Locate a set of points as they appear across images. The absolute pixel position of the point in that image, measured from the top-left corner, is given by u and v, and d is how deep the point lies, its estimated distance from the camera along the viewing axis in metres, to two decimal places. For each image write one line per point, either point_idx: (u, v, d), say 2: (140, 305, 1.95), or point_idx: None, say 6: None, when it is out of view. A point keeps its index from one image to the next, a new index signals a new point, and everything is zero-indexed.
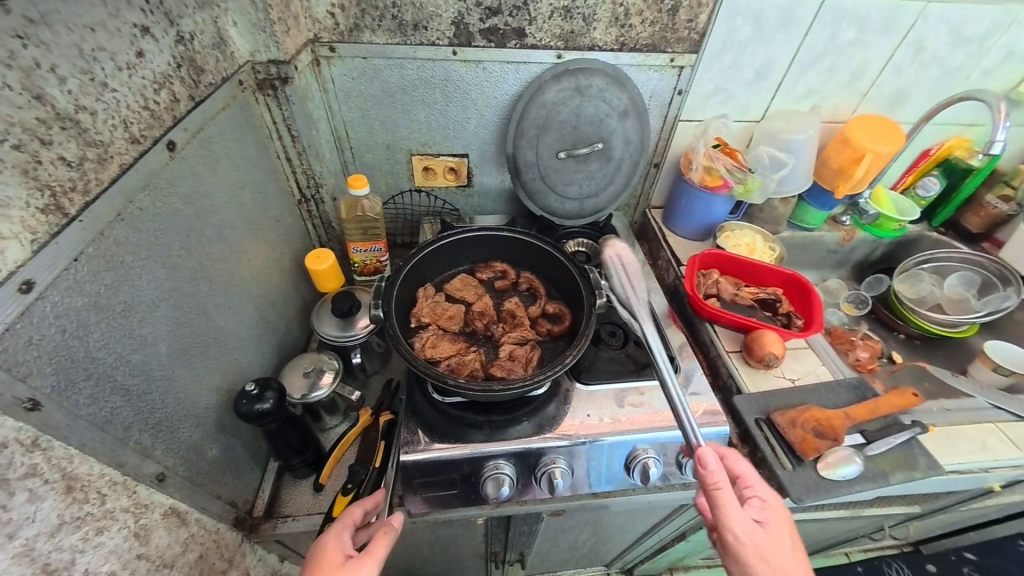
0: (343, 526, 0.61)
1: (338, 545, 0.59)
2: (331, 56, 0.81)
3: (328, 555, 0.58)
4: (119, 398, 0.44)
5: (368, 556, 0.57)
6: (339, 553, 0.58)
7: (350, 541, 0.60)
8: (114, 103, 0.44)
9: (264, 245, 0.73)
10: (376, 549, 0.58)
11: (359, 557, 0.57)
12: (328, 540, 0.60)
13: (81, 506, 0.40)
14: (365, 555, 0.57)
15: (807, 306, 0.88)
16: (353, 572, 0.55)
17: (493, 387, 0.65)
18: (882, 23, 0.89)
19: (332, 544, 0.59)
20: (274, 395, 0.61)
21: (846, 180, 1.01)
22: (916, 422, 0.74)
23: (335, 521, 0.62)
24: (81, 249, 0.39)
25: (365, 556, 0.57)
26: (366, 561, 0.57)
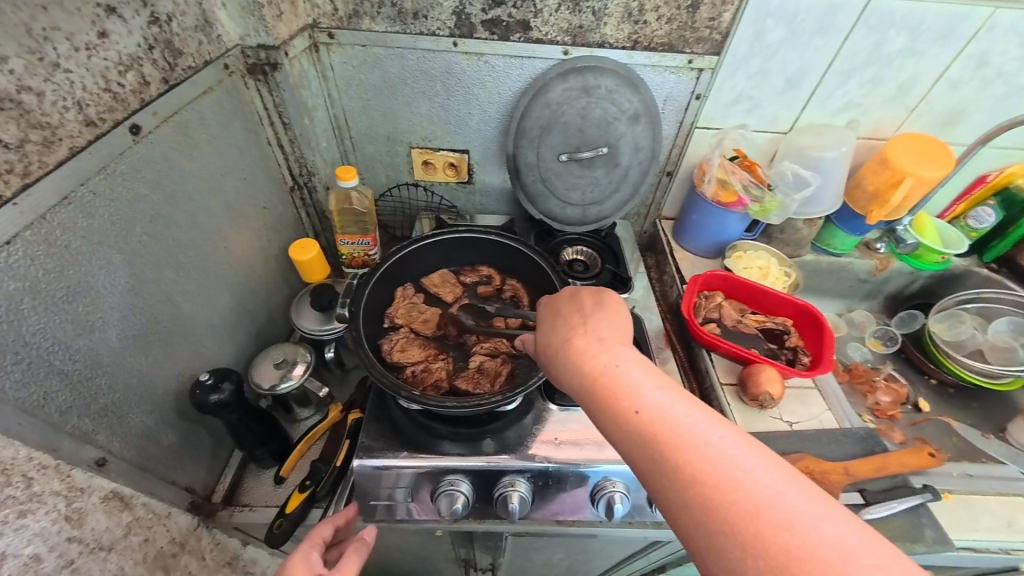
0: (312, 547, 0.58)
1: (307, 569, 0.56)
2: (330, 42, 0.79)
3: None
4: (56, 382, 0.44)
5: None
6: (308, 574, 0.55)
7: (320, 561, 0.58)
8: (67, 85, 0.43)
9: (245, 232, 0.73)
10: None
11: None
12: (295, 564, 0.57)
13: (3, 489, 0.39)
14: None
15: (818, 344, 0.79)
16: None
17: (447, 402, 0.61)
18: (937, 31, 0.78)
19: (303, 566, 0.56)
20: (231, 387, 0.60)
21: (881, 205, 0.91)
22: (928, 487, 0.66)
23: (302, 542, 0.59)
24: (15, 232, 0.39)
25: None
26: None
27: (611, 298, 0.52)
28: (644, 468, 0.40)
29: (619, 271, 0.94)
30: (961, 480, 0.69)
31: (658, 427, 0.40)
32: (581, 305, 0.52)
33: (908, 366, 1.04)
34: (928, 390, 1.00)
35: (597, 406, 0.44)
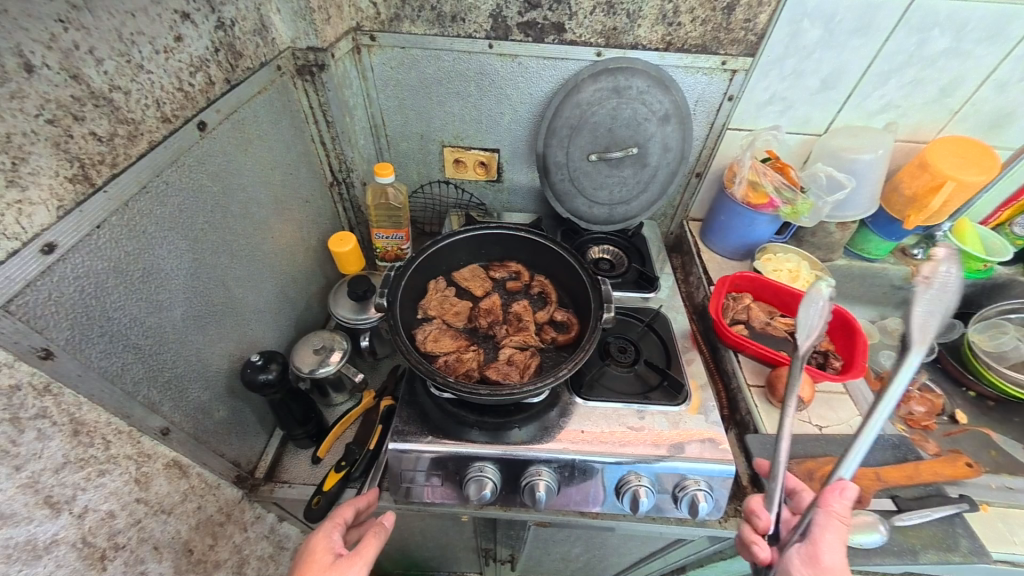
0: (333, 527, 0.62)
1: (328, 546, 0.60)
2: (372, 44, 0.83)
3: (317, 555, 0.58)
4: (131, 355, 0.48)
5: (360, 557, 0.59)
6: (329, 552, 0.59)
7: (341, 540, 0.61)
8: (148, 84, 0.47)
9: (289, 223, 0.77)
10: (365, 549, 0.60)
11: (349, 557, 0.59)
12: (317, 541, 0.60)
13: (87, 449, 0.44)
14: (355, 555, 0.59)
15: (850, 348, 0.78)
16: (343, 572, 0.57)
17: (479, 390, 0.63)
18: (985, 32, 0.76)
19: (324, 545, 0.60)
20: (277, 368, 0.64)
21: (920, 210, 0.89)
22: (963, 497, 0.63)
23: (325, 521, 0.63)
24: (104, 217, 0.43)
25: (354, 557, 0.59)
26: (356, 560, 0.58)
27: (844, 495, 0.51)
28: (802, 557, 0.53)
29: (645, 271, 0.95)
30: (999, 493, 0.67)
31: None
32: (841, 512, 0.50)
33: (944, 377, 1.01)
34: (965, 402, 0.97)
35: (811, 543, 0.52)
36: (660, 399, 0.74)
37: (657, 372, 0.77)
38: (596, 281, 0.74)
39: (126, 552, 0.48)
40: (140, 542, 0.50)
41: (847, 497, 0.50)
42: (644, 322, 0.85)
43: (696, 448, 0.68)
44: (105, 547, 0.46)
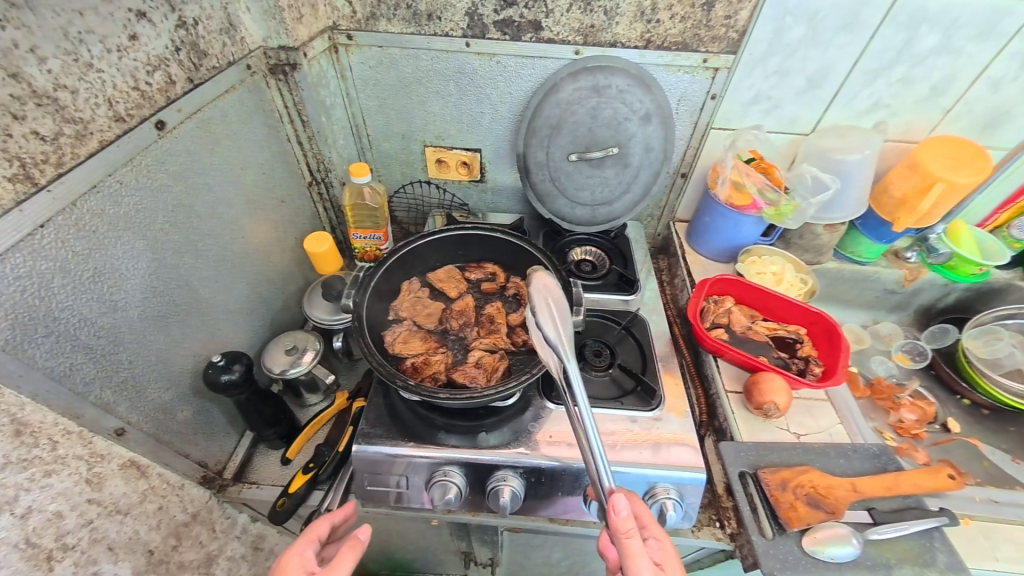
0: (305, 544, 0.61)
1: (301, 563, 0.59)
2: (349, 44, 0.83)
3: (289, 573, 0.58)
4: (81, 355, 0.48)
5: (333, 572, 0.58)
6: (301, 570, 0.58)
7: (314, 557, 0.60)
8: (99, 83, 0.47)
9: (263, 223, 0.77)
10: (338, 565, 0.58)
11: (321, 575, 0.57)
12: (289, 558, 0.60)
13: (31, 449, 0.43)
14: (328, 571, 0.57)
15: (832, 354, 0.76)
16: None
17: (441, 394, 0.62)
18: (976, 28, 0.73)
19: (297, 564, 0.59)
20: (242, 368, 0.63)
21: (908, 212, 0.87)
22: (944, 510, 0.61)
23: (299, 537, 0.62)
24: (48, 217, 0.43)
25: None
26: None
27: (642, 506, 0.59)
28: None
29: (627, 273, 0.94)
30: (984, 506, 0.64)
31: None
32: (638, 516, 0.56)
33: (937, 384, 0.98)
34: (959, 410, 0.94)
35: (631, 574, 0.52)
36: (634, 404, 0.72)
37: (632, 376, 0.76)
38: (568, 284, 0.72)
39: (76, 552, 0.48)
40: (93, 543, 0.50)
41: (621, 511, 0.51)
42: (622, 325, 0.83)
43: (668, 454, 0.66)
44: (52, 548, 0.46)
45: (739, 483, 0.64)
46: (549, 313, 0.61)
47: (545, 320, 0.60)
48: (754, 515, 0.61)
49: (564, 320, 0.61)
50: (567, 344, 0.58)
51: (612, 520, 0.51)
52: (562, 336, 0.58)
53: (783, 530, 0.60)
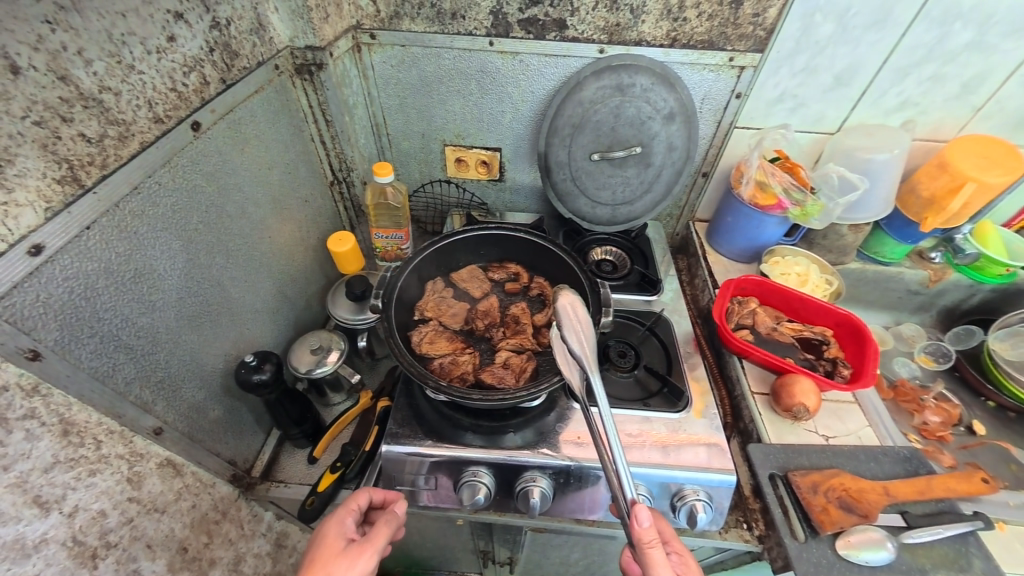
0: (346, 513, 0.62)
1: (340, 532, 0.60)
2: (372, 43, 0.83)
3: (328, 540, 0.59)
4: (122, 355, 0.48)
5: (369, 545, 0.58)
6: (341, 538, 0.60)
7: (353, 526, 0.62)
8: (140, 85, 0.47)
9: (288, 223, 0.77)
10: (375, 538, 0.59)
11: (359, 545, 0.59)
12: (330, 526, 0.61)
13: (77, 449, 0.44)
14: (365, 543, 0.59)
15: (860, 356, 0.75)
16: (352, 560, 0.57)
17: (472, 395, 0.62)
18: (1011, 25, 0.72)
19: (336, 531, 0.60)
20: (272, 368, 0.64)
21: (937, 213, 0.86)
22: (979, 514, 0.60)
23: (339, 506, 0.63)
24: (94, 218, 0.43)
25: (364, 545, 0.58)
26: (365, 551, 0.58)
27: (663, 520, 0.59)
28: None
29: (648, 273, 0.93)
30: (1018, 511, 0.64)
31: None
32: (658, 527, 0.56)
33: (962, 386, 0.97)
34: (984, 412, 0.93)
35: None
36: (660, 406, 0.72)
37: (658, 378, 0.76)
38: (595, 284, 0.72)
39: (118, 550, 0.48)
40: (133, 541, 0.50)
41: (643, 522, 0.51)
42: (645, 326, 0.83)
43: (692, 455, 0.66)
44: (96, 546, 0.46)
45: (769, 486, 0.63)
46: (571, 328, 0.60)
47: (569, 337, 0.59)
48: (785, 519, 0.61)
49: (589, 333, 0.60)
50: (590, 358, 0.58)
51: (634, 529, 0.51)
52: (586, 350, 0.59)
53: (815, 534, 0.60)
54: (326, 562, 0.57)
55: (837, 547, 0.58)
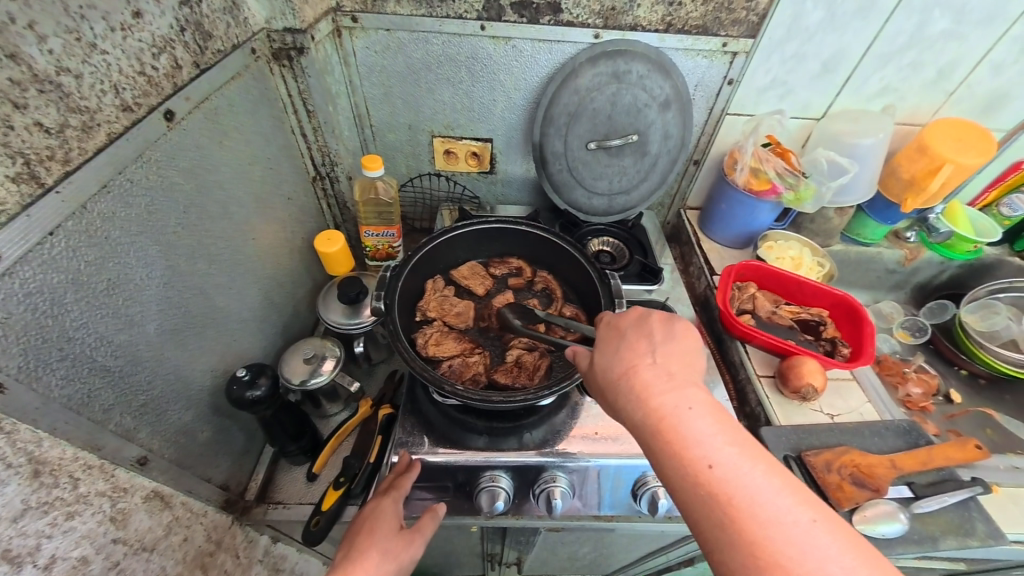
0: (400, 500, 0.59)
1: (393, 512, 0.59)
2: (354, 27, 0.77)
3: (383, 522, 0.59)
4: (99, 379, 0.42)
5: (421, 534, 0.61)
6: (393, 519, 0.59)
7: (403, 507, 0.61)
8: (104, 67, 0.41)
9: (272, 222, 0.71)
10: (423, 526, 0.62)
11: (411, 533, 0.60)
12: (384, 506, 0.59)
13: (51, 491, 0.37)
14: (416, 531, 0.61)
15: (857, 335, 0.78)
16: (405, 547, 0.59)
17: (490, 397, 0.59)
18: (983, 12, 0.76)
19: (388, 513, 0.59)
20: (268, 382, 0.58)
21: (917, 194, 0.89)
22: (976, 480, 0.63)
23: (392, 490, 0.59)
24: (58, 222, 0.37)
25: (415, 534, 0.60)
26: (417, 541, 0.60)
27: (684, 327, 0.49)
28: (701, 495, 0.40)
29: (648, 262, 0.92)
30: (1009, 473, 0.68)
31: (674, 426, 0.42)
32: (651, 331, 0.49)
33: (937, 357, 1.03)
34: (959, 381, 0.99)
35: (658, 446, 0.43)
36: None
37: None
38: (604, 276, 0.71)
39: None
40: None
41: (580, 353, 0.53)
42: None
43: None
44: None
45: (784, 467, 0.64)
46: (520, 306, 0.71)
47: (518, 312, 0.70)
48: None
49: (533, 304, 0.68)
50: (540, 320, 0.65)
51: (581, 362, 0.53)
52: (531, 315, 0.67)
53: (831, 511, 0.61)
54: (381, 544, 0.58)
55: (854, 522, 0.59)
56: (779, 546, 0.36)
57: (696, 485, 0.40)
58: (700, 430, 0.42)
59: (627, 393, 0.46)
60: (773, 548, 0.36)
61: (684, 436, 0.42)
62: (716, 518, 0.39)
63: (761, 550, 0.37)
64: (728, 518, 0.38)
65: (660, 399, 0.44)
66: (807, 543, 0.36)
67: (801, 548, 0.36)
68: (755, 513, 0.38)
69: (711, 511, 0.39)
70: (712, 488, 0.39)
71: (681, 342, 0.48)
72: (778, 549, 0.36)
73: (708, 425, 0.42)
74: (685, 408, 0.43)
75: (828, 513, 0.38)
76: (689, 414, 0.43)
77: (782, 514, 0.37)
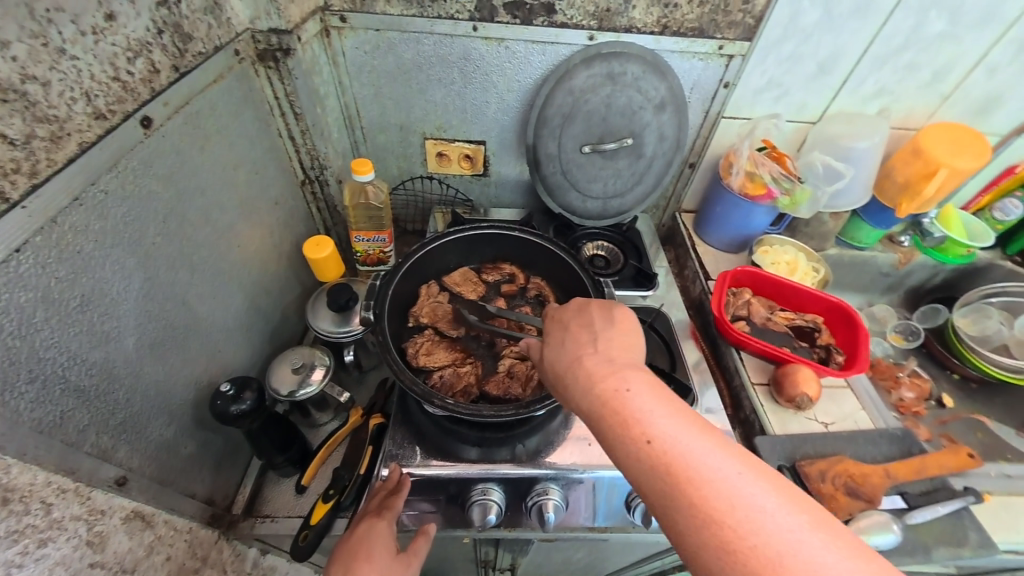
0: (391, 520, 0.59)
1: (385, 534, 0.59)
2: (342, 26, 0.74)
3: (376, 545, 0.58)
4: (72, 400, 0.41)
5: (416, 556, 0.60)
6: (386, 540, 0.59)
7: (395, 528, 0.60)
8: (74, 73, 0.39)
9: (258, 228, 0.69)
10: (417, 548, 0.61)
11: (406, 555, 0.60)
12: (376, 529, 0.58)
13: (22, 518, 0.36)
14: (412, 553, 0.60)
15: (852, 342, 0.77)
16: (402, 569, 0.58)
17: (481, 410, 0.58)
18: (979, 15, 0.75)
19: (381, 536, 0.58)
20: (253, 395, 0.57)
21: (912, 198, 0.89)
22: (968, 489, 0.64)
23: (383, 512, 0.59)
24: (25, 238, 0.35)
25: (410, 556, 0.60)
26: (413, 562, 0.60)
27: (623, 312, 0.50)
28: (648, 475, 0.39)
29: (643, 267, 0.91)
30: (1000, 480, 0.68)
31: (617, 409, 0.42)
32: (592, 319, 0.50)
33: (930, 360, 1.03)
34: (951, 384, 1.00)
35: (605, 429, 0.42)
36: None
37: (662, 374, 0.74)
38: (598, 283, 0.69)
39: None
40: None
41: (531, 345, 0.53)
42: (645, 322, 0.82)
43: None
44: None
45: None
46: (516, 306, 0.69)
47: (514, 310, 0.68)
48: None
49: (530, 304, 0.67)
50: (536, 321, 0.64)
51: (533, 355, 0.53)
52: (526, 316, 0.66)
53: None
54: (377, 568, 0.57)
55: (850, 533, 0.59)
56: (731, 513, 0.35)
57: (641, 462, 0.39)
58: (640, 407, 0.41)
59: (573, 380, 0.46)
60: (727, 516, 0.35)
61: (628, 414, 0.41)
62: (670, 497, 0.37)
63: (719, 522, 0.35)
64: (679, 492, 0.37)
65: (604, 384, 0.43)
66: (756, 511, 0.35)
67: (752, 517, 0.35)
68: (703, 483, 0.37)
69: (667, 490, 0.38)
70: (660, 465, 0.38)
71: (620, 327, 0.49)
72: (727, 517, 0.35)
73: (647, 402, 0.41)
74: (625, 388, 0.43)
75: (776, 476, 0.37)
76: (628, 394, 0.42)
77: (728, 480, 0.36)
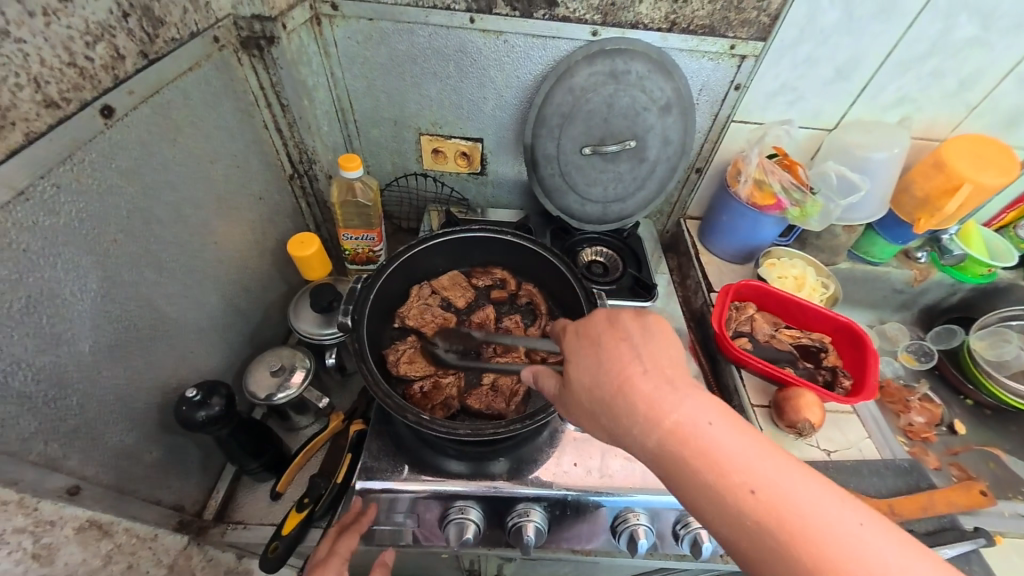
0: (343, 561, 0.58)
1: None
2: (333, 14, 0.71)
3: None
4: (13, 407, 0.39)
5: None
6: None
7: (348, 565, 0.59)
8: (20, 58, 0.36)
9: (239, 225, 0.66)
10: None
11: None
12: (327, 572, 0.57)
13: None
14: None
15: (861, 365, 0.73)
16: None
17: (458, 429, 0.55)
18: (1013, 20, 0.70)
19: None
20: (222, 401, 0.55)
21: (931, 214, 0.85)
22: (979, 530, 0.60)
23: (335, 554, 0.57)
24: None
25: None
26: None
27: (658, 318, 0.44)
28: (749, 525, 0.36)
29: (642, 276, 0.87)
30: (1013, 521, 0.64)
31: (696, 445, 0.38)
32: (625, 329, 0.43)
33: (942, 384, 0.98)
34: (963, 410, 0.95)
35: (687, 476, 0.38)
36: None
37: None
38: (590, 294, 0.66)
39: None
40: None
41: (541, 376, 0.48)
42: None
43: None
44: None
45: None
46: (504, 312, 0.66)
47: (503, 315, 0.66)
48: None
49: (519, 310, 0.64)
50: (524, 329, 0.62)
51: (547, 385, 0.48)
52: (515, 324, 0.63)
53: None
54: None
55: None
56: (840, 552, 0.35)
57: (741, 511, 0.37)
58: (728, 447, 0.38)
59: (628, 413, 0.40)
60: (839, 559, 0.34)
61: (715, 458, 0.38)
62: (773, 545, 0.36)
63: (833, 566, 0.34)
64: (786, 538, 0.36)
65: (673, 419, 0.39)
66: (861, 544, 0.35)
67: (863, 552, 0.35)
68: (798, 518, 0.36)
69: (771, 541, 0.36)
70: (758, 507, 0.36)
71: (663, 338, 0.43)
72: (835, 556, 0.35)
73: (731, 441, 0.38)
74: (703, 422, 0.39)
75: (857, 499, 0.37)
76: (711, 430, 0.38)
77: (829, 518, 0.36)
